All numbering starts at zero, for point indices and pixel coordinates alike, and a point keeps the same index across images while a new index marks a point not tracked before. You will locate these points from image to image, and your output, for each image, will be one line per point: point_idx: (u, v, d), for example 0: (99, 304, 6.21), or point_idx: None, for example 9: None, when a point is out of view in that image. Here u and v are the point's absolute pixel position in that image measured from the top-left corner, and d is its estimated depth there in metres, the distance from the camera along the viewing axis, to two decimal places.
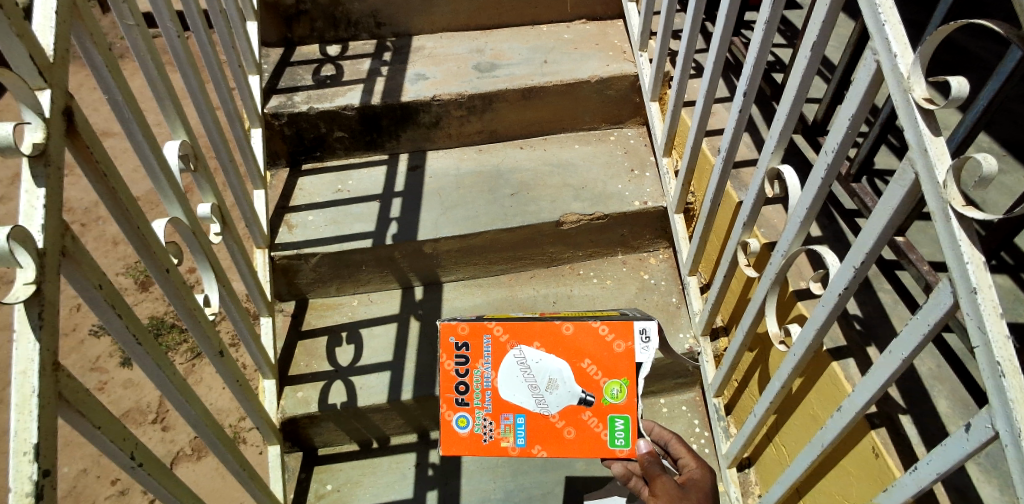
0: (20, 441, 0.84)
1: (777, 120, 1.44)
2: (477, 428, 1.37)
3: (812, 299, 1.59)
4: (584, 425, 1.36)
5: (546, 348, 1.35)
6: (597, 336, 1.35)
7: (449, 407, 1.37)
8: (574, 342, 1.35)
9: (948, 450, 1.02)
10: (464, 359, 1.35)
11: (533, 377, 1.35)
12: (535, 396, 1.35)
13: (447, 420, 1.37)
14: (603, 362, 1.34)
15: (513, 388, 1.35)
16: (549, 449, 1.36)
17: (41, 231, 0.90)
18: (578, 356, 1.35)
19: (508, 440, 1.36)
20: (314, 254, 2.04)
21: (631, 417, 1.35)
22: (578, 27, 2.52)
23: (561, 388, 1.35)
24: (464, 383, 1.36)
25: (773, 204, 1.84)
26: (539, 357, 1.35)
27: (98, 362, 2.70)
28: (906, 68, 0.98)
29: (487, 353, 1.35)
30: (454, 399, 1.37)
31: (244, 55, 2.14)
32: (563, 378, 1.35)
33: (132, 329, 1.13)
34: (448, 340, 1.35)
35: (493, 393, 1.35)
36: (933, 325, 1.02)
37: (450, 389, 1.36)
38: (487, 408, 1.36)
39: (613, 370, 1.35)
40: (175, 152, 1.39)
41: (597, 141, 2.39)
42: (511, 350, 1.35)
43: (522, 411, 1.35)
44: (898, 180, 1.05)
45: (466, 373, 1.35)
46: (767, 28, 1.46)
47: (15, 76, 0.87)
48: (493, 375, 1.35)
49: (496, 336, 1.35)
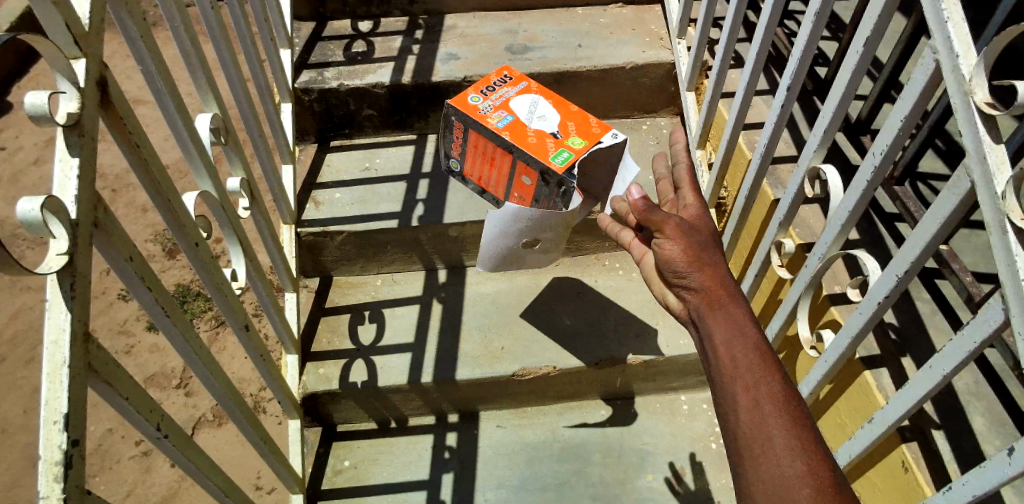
0: (51, 411, 0.85)
1: (822, 117, 1.39)
2: (481, 107, 1.83)
3: (846, 305, 1.55)
4: (541, 142, 1.75)
5: (554, 104, 1.85)
6: (588, 121, 1.82)
7: (470, 96, 1.86)
8: (574, 113, 1.84)
9: (985, 473, 0.98)
10: (502, 81, 1.92)
11: (536, 109, 1.84)
12: (529, 112, 1.83)
13: (465, 97, 1.85)
14: (581, 128, 1.79)
15: (519, 102, 1.86)
16: (515, 173, 1.86)
17: (74, 203, 0.90)
18: (566, 116, 1.83)
19: (492, 120, 1.80)
20: (339, 232, 2.04)
21: (575, 156, 1.72)
22: (614, 11, 2.46)
23: (545, 121, 1.81)
24: (490, 88, 1.89)
25: (810, 205, 1.79)
26: (544, 106, 1.85)
27: (126, 326, 2.74)
28: (969, 70, 0.93)
29: (517, 79, 1.92)
30: (471, 96, 1.86)
31: (277, 29, 2.12)
32: (548, 117, 1.82)
33: (160, 301, 1.13)
34: (501, 72, 1.94)
35: (502, 104, 1.86)
36: (979, 343, 0.98)
37: (478, 88, 1.89)
38: (495, 104, 1.84)
39: (584, 135, 1.77)
40: (206, 125, 1.39)
41: (629, 129, 2.34)
42: (533, 94, 1.89)
43: (512, 115, 1.82)
44: (952, 188, 1.00)
45: (497, 84, 1.90)
46: (817, 21, 1.41)
47: (51, 44, 0.86)
48: (512, 94, 1.89)
49: (530, 85, 1.92)
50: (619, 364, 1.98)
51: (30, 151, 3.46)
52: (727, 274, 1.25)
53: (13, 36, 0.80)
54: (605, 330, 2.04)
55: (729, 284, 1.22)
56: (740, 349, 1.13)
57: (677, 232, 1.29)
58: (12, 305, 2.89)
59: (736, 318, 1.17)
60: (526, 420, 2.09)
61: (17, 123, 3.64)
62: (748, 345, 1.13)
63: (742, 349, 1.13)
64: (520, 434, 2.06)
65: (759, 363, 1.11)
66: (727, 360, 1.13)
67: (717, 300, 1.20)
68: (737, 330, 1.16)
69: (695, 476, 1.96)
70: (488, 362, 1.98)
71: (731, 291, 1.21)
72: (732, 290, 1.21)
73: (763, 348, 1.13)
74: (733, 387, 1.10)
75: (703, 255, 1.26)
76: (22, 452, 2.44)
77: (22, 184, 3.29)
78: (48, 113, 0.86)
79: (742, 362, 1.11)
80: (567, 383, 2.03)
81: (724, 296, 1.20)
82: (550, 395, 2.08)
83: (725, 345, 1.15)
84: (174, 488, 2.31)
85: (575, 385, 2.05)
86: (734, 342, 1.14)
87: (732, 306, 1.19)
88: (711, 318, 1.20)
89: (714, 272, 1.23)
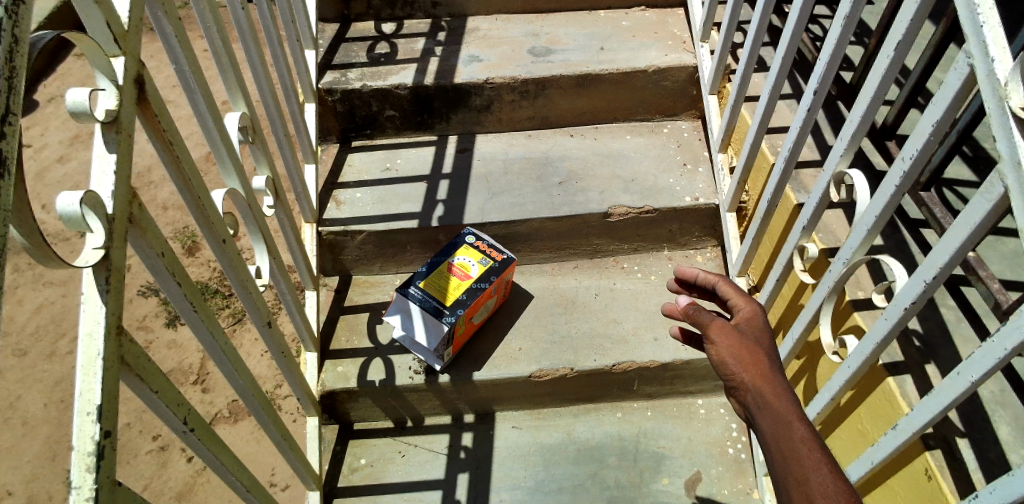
0: (84, 402, 0.86)
1: (850, 122, 1.38)
2: None
3: (869, 311, 1.55)
4: None
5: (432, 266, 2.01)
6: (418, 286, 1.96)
7: None
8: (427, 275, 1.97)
9: (1012, 483, 0.97)
10: None
11: None
12: None
13: None
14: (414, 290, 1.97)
15: None
16: None
17: (111, 198, 0.92)
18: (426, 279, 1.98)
19: None
20: (360, 231, 2.06)
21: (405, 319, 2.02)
22: (637, 14, 2.46)
23: None
24: None
25: (833, 210, 1.79)
26: None
27: (145, 321, 2.77)
28: (1004, 73, 0.91)
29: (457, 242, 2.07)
30: None
31: (302, 30, 2.14)
32: None
33: (188, 295, 1.14)
34: None
35: None
36: (1008, 351, 0.95)
37: None
38: None
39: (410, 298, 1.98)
40: (235, 123, 1.41)
41: (649, 133, 2.33)
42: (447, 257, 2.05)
43: None
44: (985, 193, 0.99)
45: None
46: (846, 26, 1.40)
47: (92, 42, 0.88)
48: None
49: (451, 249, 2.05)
50: (637, 367, 1.97)
51: (56, 148, 3.51)
52: (779, 371, 1.10)
53: (58, 33, 0.82)
54: (623, 334, 2.04)
55: (781, 384, 1.07)
56: (794, 451, 0.98)
57: (721, 331, 1.15)
58: (35, 298, 2.93)
59: (789, 418, 1.02)
60: (542, 422, 2.09)
61: (43, 120, 3.69)
62: (802, 448, 0.98)
63: (796, 452, 0.98)
64: (535, 436, 2.06)
65: (816, 468, 0.96)
66: (782, 466, 0.99)
67: (766, 396, 1.05)
68: (790, 430, 1.01)
69: (712, 482, 1.95)
70: (506, 363, 1.98)
71: (784, 390, 1.06)
72: (784, 389, 1.06)
73: (822, 453, 0.98)
74: (790, 495, 0.96)
75: (751, 353, 1.11)
76: (42, 444, 2.48)
77: (47, 180, 3.34)
78: (89, 110, 0.87)
79: (796, 466, 0.97)
80: (583, 385, 2.03)
81: (774, 396, 1.05)
82: (566, 397, 2.08)
83: (778, 447, 1.00)
84: (189, 484, 2.33)
85: (592, 388, 2.05)
86: (788, 443, 0.99)
87: (785, 408, 1.04)
88: (763, 418, 1.05)
89: (763, 370, 1.09)
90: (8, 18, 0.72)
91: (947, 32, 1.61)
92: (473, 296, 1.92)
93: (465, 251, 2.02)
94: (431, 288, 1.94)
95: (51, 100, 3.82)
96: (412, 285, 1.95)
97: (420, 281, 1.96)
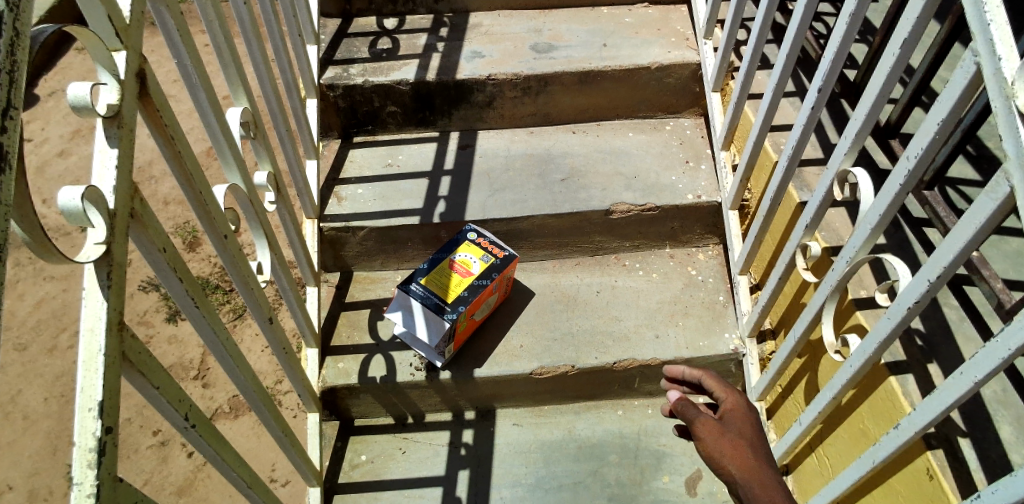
0: (86, 398, 0.86)
1: (853, 120, 1.38)
2: None
3: (871, 310, 1.55)
4: None
5: None
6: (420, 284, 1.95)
7: None
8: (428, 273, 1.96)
9: (1014, 484, 0.96)
10: None
11: None
12: None
13: None
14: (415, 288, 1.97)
15: None
16: None
17: (113, 192, 0.91)
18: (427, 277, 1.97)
19: None
20: (362, 227, 2.05)
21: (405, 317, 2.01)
22: (640, 11, 2.45)
23: None
24: None
25: (836, 209, 1.78)
26: None
27: (146, 316, 2.77)
28: (1011, 72, 0.91)
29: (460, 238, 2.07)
30: None
31: (303, 25, 2.14)
32: None
33: (189, 291, 1.14)
34: None
35: None
36: (1012, 352, 0.95)
37: None
38: None
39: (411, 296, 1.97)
40: (236, 119, 1.40)
41: (652, 130, 2.33)
42: None
43: None
44: (990, 192, 0.98)
45: None
46: (851, 24, 1.40)
47: (94, 36, 0.87)
48: None
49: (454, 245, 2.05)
50: (638, 364, 1.97)
51: (56, 143, 3.51)
52: (764, 463, 1.26)
53: (60, 27, 0.82)
54: (625, 331, 2.03)
55: (766, 475, 1.24)
56: None
57: (709, 430, 1.31)
58: (35, 293, 2.93)
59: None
60: (543, 419, 2.09)
61: (44, 115, 3.69)
62: None
63: None
64: (536, 433, 2.06)
65: None
66: None
67: (754, 488, 1.22)
68: None
69: (712, 480, 1.95)
70: (507, 360, 1.98)
71: (770, 480, 1.22)
72: (769, 479, 1.23)
73: None
74: None
75: (737, 447, 1.29)
76: (43, 439, 2.48)
77: (47, 175, 3.34)
78: (90, 104, 0.87)
79: None
80: (584, 383, 2.03)
81: (761, 486, 1.22)
82: (567, 394, 2.08)
83: None
84: (189, 479, 2.33)
85: (593, 385, 2.04)
86: None
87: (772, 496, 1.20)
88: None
89: (749, 462, 1.26)
90: (9, 11, 0.72)
91: (952, 30, 1.60)
92: (474, 293, 1.91)
93: (467, 247, 2.01)
94: (433, 284, 1.94)
95: (52, 94, 3.81)
96: (414, 282, 1.94)
97: (421, 277, 1.96)
